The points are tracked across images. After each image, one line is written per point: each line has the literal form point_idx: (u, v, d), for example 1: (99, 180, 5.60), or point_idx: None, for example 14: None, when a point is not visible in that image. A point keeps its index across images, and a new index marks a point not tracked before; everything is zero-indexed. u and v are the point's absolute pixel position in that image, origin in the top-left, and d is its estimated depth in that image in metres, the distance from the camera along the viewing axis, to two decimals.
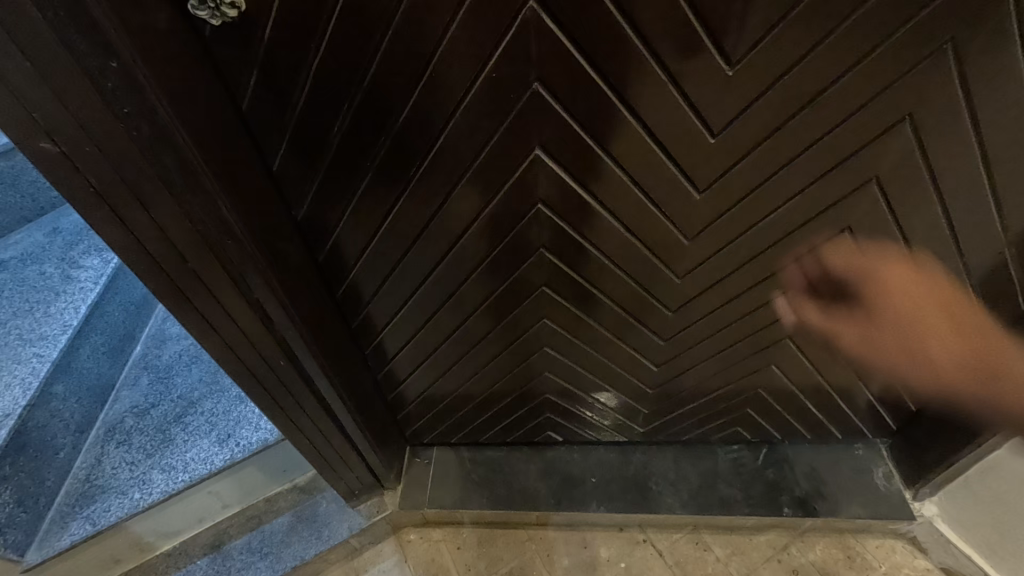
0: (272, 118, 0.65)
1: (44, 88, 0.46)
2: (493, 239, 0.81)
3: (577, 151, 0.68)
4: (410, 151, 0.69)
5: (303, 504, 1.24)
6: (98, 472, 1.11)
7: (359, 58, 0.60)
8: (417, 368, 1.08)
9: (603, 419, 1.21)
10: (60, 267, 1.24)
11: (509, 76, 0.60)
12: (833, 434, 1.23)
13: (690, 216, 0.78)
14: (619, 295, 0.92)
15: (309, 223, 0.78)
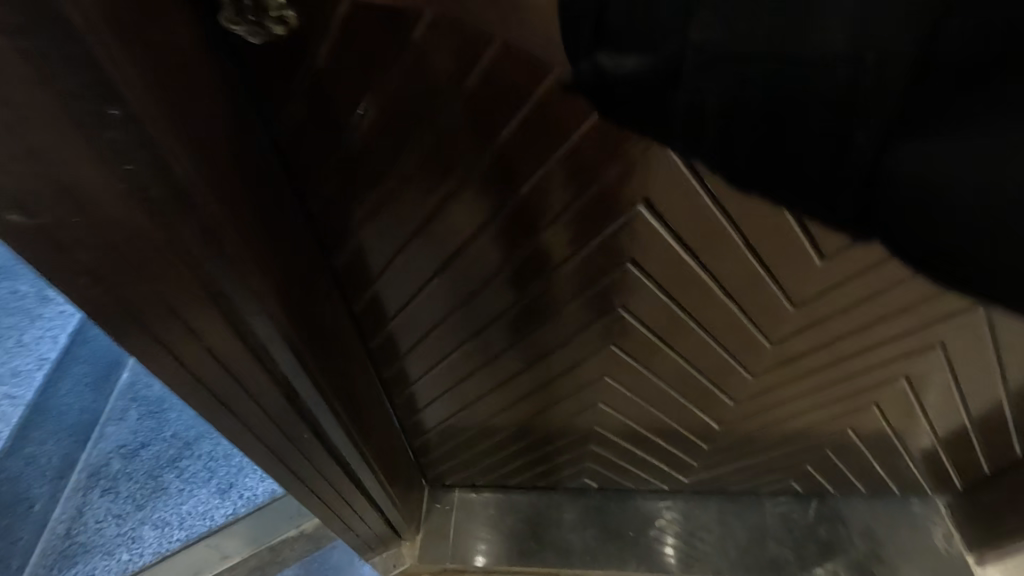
0: (314, 156, 0.53)
1: (17, 144, 0.32)
2: (564, 297, 0.69)
3: (690, 211, 0.56)
4: (483, 200, 0.57)
5: (312, 555, 1.06)
6: (79, 526, 0.98)
7: (436, 86, 0.47)
8: (450, 418, 0.95)
9: (650, 471, 1.10)
10: (36, 287, 1.12)
11: (630, 124, 0.46)
12: (891, 490, 1.14)
13: (799, 278, 0.67)
14: (695, 355, 0.80)
15: (350, 274, 0.67)
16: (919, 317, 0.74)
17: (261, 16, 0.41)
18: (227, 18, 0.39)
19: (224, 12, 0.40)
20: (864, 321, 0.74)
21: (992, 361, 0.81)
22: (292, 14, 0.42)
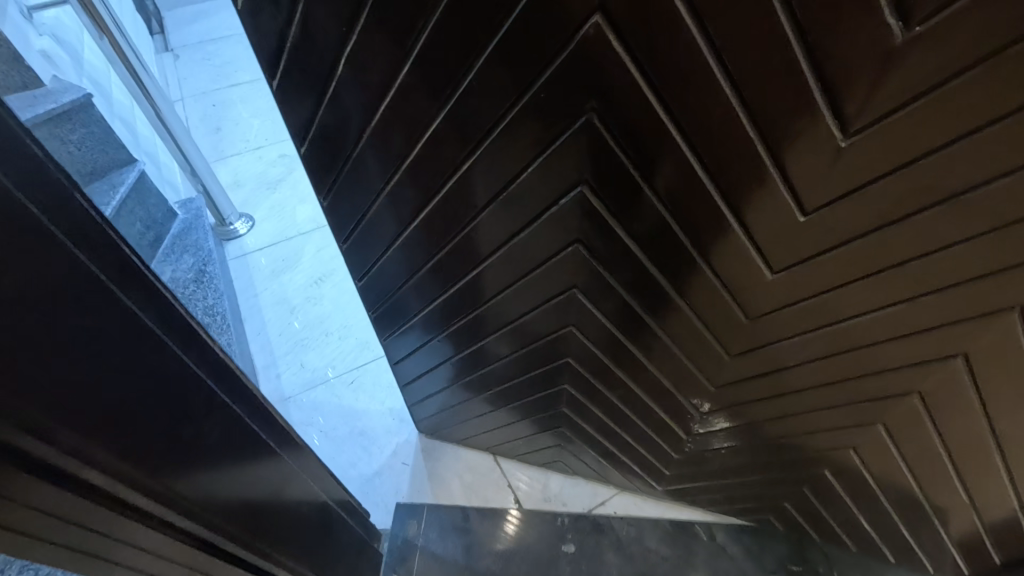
0: (315, 67, 0.69)
1: None
2: (531, 261, 0.82)
3: (623, 189, 0.66)
4: (454, 145, 0.69)
5: None
6: None
7: (409, 34, 0.59)
8: (450, 356, 1.10)
9: (621, 460, 1.18)
10: None
11: (566, 100, 0.58)
12: (885, 557, 1.08)
13: (759, 287, 0.74)
14: (654, 354, 0.90)
15: (355, 184, 0.84)
16: (892, 349, 0.73)
17: None
18: None
19: None
20: (822, 352, 0.78)
21: (986, 430, 0.75)
22: None
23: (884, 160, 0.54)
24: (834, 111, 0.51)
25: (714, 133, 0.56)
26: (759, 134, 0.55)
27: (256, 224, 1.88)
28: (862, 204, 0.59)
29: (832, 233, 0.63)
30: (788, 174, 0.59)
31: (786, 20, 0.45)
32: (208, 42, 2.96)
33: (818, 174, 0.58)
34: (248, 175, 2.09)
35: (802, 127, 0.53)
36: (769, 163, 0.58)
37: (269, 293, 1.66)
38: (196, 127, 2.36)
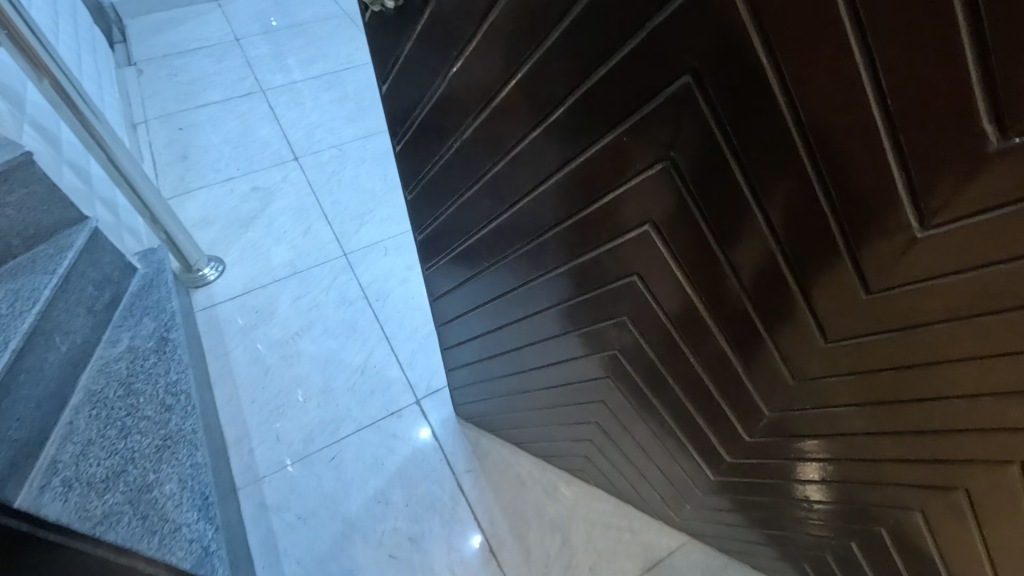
0: (428, 71, 0.76)
1: None
2: (587, 283, 0.82)
3: (686, 237, 0.64)
4: (536, 162, 0.72)
5: None
6: None
7: (512, 60, 0.63)
8: (497, 352, 1.14)
9: (646, 487, 1.16)
10: None
11: (644, 146, 0.58)
12: None
13: (808, 353, 0.66)
14: (693, 397, 0.87)
15: (445, 180, 0.90)
16: (938, 447, 0.63)
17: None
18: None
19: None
20: (865, 426, 0.68)
21: None
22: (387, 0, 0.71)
23: (964, 258, 0.46)
24: (912, 192, 0.44)
25: (786, 200, 0.52)
26: (833, 209, 0.49)
27: (228, 268, 1.75)
28: (935, 299, 0.50)
29: (895, 317, 0.55)
30: (855, 252, 0.52)
31: (872, 100, 0.41)
32: (176, 56, 2.78)
33: (889, 260, 0.50)
34: (220, 209, 1.95)
35: (874, 208, 0.47)
36: (839, 241, 0.52)
37: (241, 352, 1.53)
38: (160, 154, 2.20)
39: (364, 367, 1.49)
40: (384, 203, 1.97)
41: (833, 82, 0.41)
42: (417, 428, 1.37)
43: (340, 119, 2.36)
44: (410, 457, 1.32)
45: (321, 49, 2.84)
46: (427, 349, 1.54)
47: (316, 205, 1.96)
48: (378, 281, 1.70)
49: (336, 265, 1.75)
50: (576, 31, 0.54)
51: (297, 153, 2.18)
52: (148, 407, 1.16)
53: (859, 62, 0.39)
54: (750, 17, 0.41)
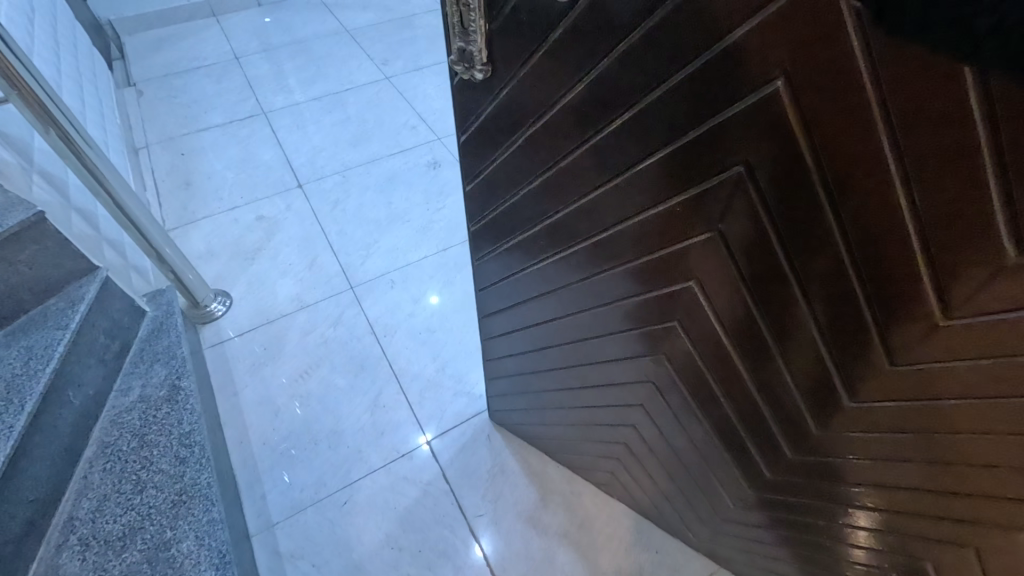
0: (504, 129, 0.82)
1: None
2: (629, 322, 0.87)
3: (727, 296, 0.69)
4: (592, 216, 0.78)
5: None
6: None
7: (580, 130, 0.69)
8: (536, 370, 1.20)
9: (668, 505, 1.21)
10: None
11: (694, 216, 0.64)
12: None
13: (832, 409, 0.69)
14: (722, 434, 0.91)
15: (506, 219, 0.98)
16: (949, 506, 0.65)
17: (468, 69, 0.77)
18: (455, 63, 0.78)
19: (456, 64, 0.78)
20: (882, 479, 0.70)
21: None
22: (480, 73, 0.77)
23: (982, 347, 0.49)
24: (937, 287, 0.48)
25: (823, 275, 0.56)
26: (864, 290, 0.54)
27: (235, 303, 1.75)
28: (951, 377, 0.53)
29: (912, 390, 0.58)
30: (882, 327, 0.55)
31: (904, 203, 0.45)
32: (174, 76, 2.76)
33: (913, 338, 0.54)
34: (225, 240, 1.95)
35: (900, 292, 0.51)
36: (868, 316, 0.56)
37: (251, 391, 1.53)
38: (162, 181, 2.19)
39: (371, 408, 1.50)
40: (388, 234, 1.97)
41: (873, 188, 0.46)
42: (416, 437, 1.44)
43: (343, 142, 2.36)
44: (433, 483, 1.36)
45: (320, 68, 2.83)
46: (435, 388, 1.54)
47: (320, 236, 1.96)
48: (385, 316, 1.71)
49: (342, 298, 1.76)
50: (642, 118, 0.60)
51: (301, 180, 2.18)
52: (162, 459, 1.17)
53: (897, 175, 0.44)
54: (801, 124, 0.47)
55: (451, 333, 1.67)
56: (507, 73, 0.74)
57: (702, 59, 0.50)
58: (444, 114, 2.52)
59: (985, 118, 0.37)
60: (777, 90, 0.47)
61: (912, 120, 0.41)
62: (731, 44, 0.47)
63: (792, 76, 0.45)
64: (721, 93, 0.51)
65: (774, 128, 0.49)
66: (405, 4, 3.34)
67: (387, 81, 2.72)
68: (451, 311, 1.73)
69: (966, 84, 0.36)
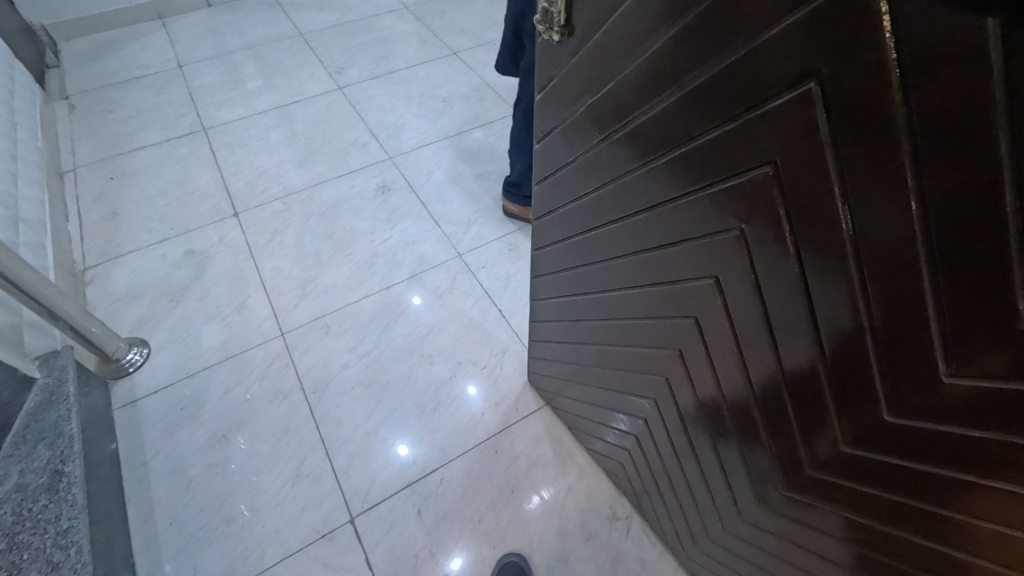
0: (569, 95, 0.82)
1: None
2: (652, 311, 0.86)
3: (743, 305, 0.66)
4: (631, 195, 0.77)
5: None
6: None
7: (631, 106, 0.68)
8: (570, 341, 1.22)
9: (667, 515, 1.19)
10: None
11: (723, 213, 0.61)
12: None
13: (828, 450, 0.64)
14: (722, 450, 0.88)
15: (557, 184, 0.99)
16: None
17: (548, 31, 0.78)
18: (537, 23, 0.80)
19: (538, 24, 0.80)
20: (872, 540, 0.65)
21: None
22: (558, 36, 0.77)
23: (977, 417, 0.44)
24: (944, 341, 0.44)
25: (832, 300, 0.52)
26: (869, 325, 0.50)
27: (153, 353, 1.60)
28: (945, 446, 0.48)
29: (904, 448, 0.53)
30: (883, 372, 0.51)
31: (919, 234, 0.41)
32: (111, 88, 2.57)
33: (912, 390, 0.49)
34: (149, 279, 1.79)
35: (906, 332, 0.46)
36: (871, 358, 0.51)
37: (162, 461, 1.39)
38: (88, 210, 2.01)
39: (293, 479, 1.36)
40: (331, 268, 1.82)
41: (891, 216, 0.43)
42: (396, 444, 1.43)
43: (287, 163, 2.19)
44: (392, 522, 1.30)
45: (269, 78, 2.65)
46: (364, 454, 1.41)
47: (253, 273, 1.81)
48: (316, 369, 1.57)
49: (272, 347, 1.62)
50: (689, 101, 0.58)
51: (237, 208, 2.01)
52: (31, 566, 1.01)
53: (914, 206, 0.40)
54: (829, 132, 0.44)
55: (387, 387, 1.53)
56: (582, 34, 0.72)
57: (747, 47, 0.48)
58: (397, 130, 2.34)
59: (1009, 153, 0.33)
60: (810, 92, 0.44)
61: (937, 140, 0.37)
62: (769, 38, 0.46)
63: (823, 80, 0.43)
64: (761, 88, 0.49)
65: (803, 133, 0.47)
66: (366, 4, 3.15)
67: (340, 92, 2.55)
68: (398, 355, 1.60)
69: (996, 115, 0.33)
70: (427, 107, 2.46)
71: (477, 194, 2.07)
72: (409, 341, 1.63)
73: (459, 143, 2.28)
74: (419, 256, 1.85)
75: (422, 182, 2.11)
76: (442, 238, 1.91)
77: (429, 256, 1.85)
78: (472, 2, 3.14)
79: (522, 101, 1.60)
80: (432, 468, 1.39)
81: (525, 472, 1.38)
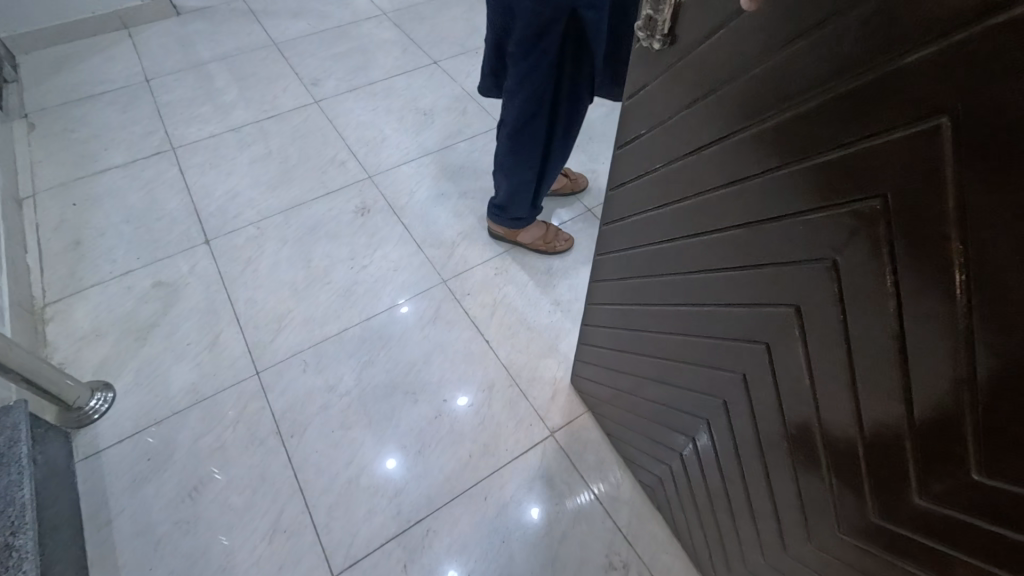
0: (654, 106, 0.79)
1: None
2: (717, 330, 0.82)
3: (822, 338, 0.61)
4: (712, 214, 0.74)
5: None
6: None
7: (726, 122, 0.65)
8: (622, 350, 1.19)
9: (703, 537, 1.15)
10: None
11: (816, 242, 0.57)
12: None
13: (895, 500, 0.59)
14: (774, 482, 0.82)
15: (627, 195, 0.96)
16: None
17: (649, 38, 0.72)
18: (637, 30, 0.74)
19: (637, 33, 0.74)
20: None
21: None
22: (660, 45, 0.71)
23: None
24: None
25: (928, 347, 0.48)
26: (967, 377, 0.45)
27: (119, 397, 1.51)
28: None
29: (986, 512, 0.48)
30: (976, 430, 0.46)
31: None
32: (73, 105, 2.44)
33: (1005, 453, 0.44)
34: (113, 315, 1.69)
35: (1011, 392, 0.42)
36: (964, 413, 0.46)
37: (127, 519, 1.30)
38: (47, 240, 1.90)
39: (269, 535, 1.28)
40: (306, 300, 1.73)
41: (1022, 263, 0.38)
42: (385, 456, 1.40)
43: (260, 185, 2.08)
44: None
45: (242, 91, 2.53)
46: (345, 504, 1.33)
47: (225, 306, 1.71)
48: (293, 411, 1.48)
49: (246, 387, 1.53)
50: (796, 125, 0.55)
51: (209, 234, 1.91)
52: None
53: None
54: (955, 174, 0.41)
55: (367, 429, 1.45)
56: (681, 47, 0.68)
57: (874, 75, 0.45)
58: (377, 145, 2.25)
59: None
60: (938, 128, 0.41)
61: None
62: (909, 63, 0.42)
63: (957, 116, 0.39)
64: (881, 119, 0.45)
65: (926, 168, 0.43)
66: (344, 10, 3.04)
67: (317, 105, 2.44)
68: (382, 390, 1.52)
69: None
70: (408, 121, 2.36)
71: (461, 215, 1.99)
72: (392, 377, 1.55)
73: (442, 159, 2.20)
74: (404, 282, 1.77)
75: (405, 202, 2.02)
76: (424, 264, 1.83)
77: (413, 282, 1.77)
78: (453, 9, 3.04)
79: (506, 123, 1.51)
80: (416, 519, 1.31)
81: (516, 519, 1.32)
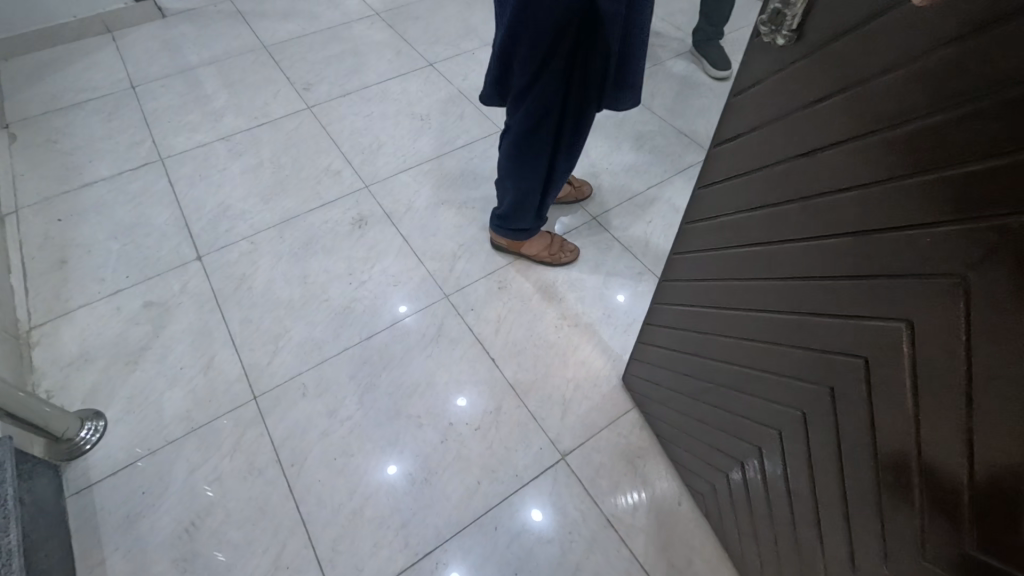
0: (764, 105, 0.76)
1: None
2: (807, 340, 0.78)
3: (938, 357, 0.57)
4: (818, 219, 0.71)
5: None
6: None
7: (852, 125, 0.62)
8: (687, 353, 1.15)
9: (755, 551, 1.12)
10: None
11: (950, 254, 0.54)
12: None
13: (998, 536, 0.54)
14: (849, 506, 0.77)
15: (716, 196, 0.93)
16: None
17: (774, 33, 0.68)
18: (760, 25, 0.70)
19: (761, 27, 0.70)
20: None
21: None
22: (787, 39, 0.67)
23: None
24: None
25: None
26: None
27: (111, 427, 1.44)
28: None
29: None
30: None
31: None
32: (55, 114, 2.35)
33: None
34: (102, 339, 1.62)
35: None
36: None
37: (122, 559, 1.24)
38: (32, 257, 1.82)
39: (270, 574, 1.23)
40: (302, 319, 1.66)
41: None
42: (388, 462, 1.39)
43: (254, 196, 2.02)
44: None
45: (233, 97, 2.45)
46: (350, 537, 1.28)
47: (219, 327, 1.65)
48: (292, 439, 1.42)
49: (244, 413, 1.47)
50: (944, 134, 0.52)
51: (200, 250, 1.84)
52: None
53: None
54: None
55: (371, 457, 1.39)
56: (810, 44, 0.65)
57: None
58: (374, 153, 2.18)
59: None
60: None
61: None
62: None
63: None
64: None
65: None
66: (335, 11, 2.95)
67: (310, 111, 2.37)
68: (387, 410, 1.48)
69: None
70: (405, 127, 2.29)
71: (462, 224, 1.93)
72: (394, 400, 1.49)
73: (440, 166, 2.13)
74: (406, 297, 1.72)
75: (404, 211, 1.96)
76: (426, 278, 1.77)
77: (416, 296, 1.72)
78: (447, 8, 2.96)
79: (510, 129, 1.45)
80: (426, 552, 1.26)
81: (529, 548, 1.27)
